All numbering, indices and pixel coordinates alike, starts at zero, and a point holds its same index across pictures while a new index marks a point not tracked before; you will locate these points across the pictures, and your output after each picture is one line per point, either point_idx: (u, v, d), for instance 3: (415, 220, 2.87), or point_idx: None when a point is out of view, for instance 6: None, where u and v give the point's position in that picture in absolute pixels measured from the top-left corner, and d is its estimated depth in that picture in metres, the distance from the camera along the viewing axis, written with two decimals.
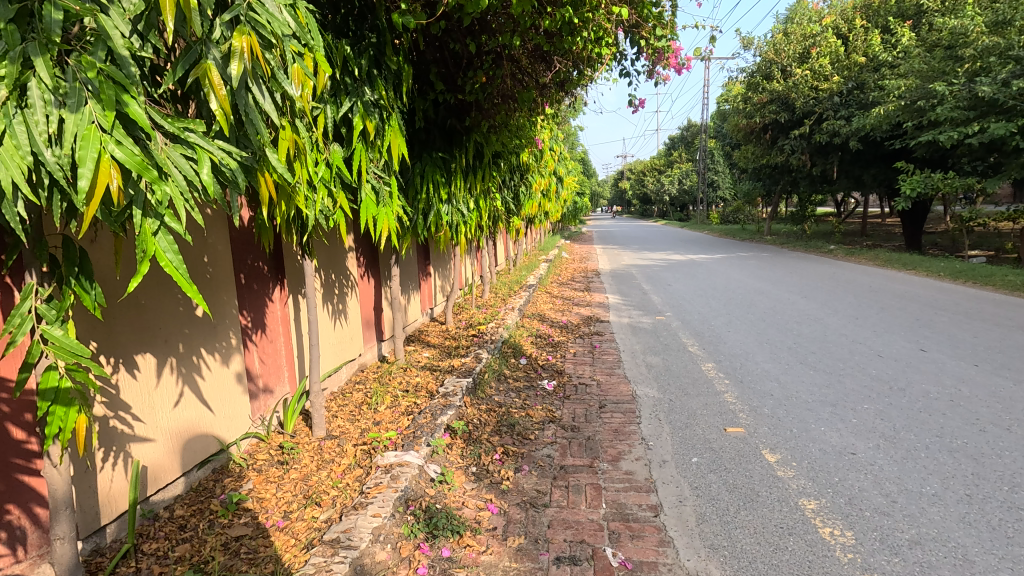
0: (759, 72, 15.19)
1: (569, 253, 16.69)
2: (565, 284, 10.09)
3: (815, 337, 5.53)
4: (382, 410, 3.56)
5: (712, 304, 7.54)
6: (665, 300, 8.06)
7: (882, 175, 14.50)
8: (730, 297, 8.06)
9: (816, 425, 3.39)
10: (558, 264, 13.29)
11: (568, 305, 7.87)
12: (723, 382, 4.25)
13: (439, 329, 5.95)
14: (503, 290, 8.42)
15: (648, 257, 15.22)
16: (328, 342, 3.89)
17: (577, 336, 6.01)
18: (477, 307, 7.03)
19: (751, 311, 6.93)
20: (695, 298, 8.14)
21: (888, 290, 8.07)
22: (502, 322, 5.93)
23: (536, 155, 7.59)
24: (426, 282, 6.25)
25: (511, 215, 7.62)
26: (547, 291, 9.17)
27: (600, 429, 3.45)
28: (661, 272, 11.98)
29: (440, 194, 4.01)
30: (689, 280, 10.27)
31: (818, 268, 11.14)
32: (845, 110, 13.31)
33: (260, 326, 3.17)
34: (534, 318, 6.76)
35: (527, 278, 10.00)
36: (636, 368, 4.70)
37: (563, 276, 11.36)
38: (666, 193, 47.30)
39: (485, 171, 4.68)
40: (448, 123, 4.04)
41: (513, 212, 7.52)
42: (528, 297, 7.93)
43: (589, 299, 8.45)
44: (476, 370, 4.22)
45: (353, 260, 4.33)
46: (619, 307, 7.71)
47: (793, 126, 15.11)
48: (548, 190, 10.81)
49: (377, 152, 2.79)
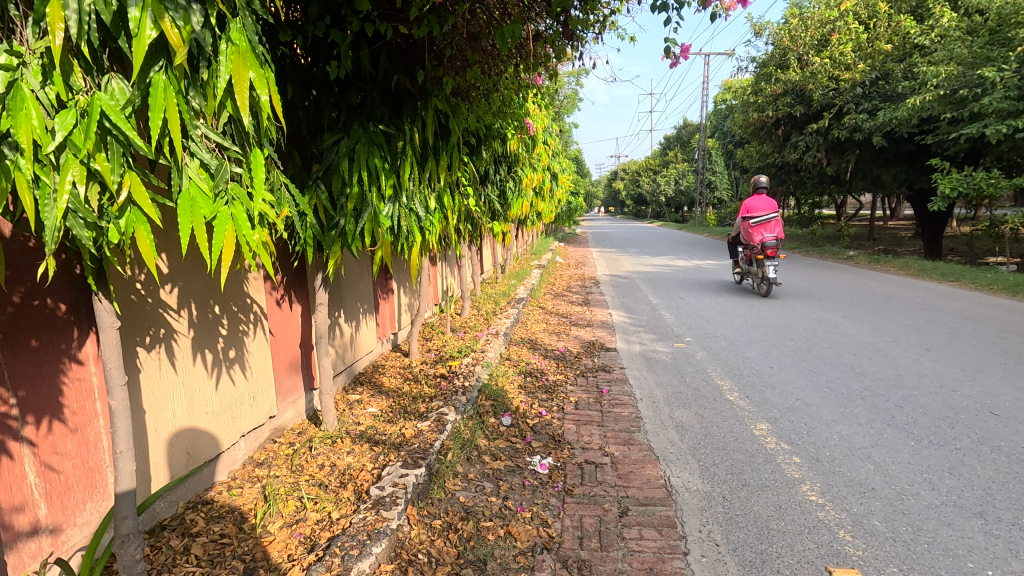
0: (771, 61, 13.92)
1: (562, 257, 15.40)
2: (560, 297, 8.75)
3: (889, 380, 4.24)
4: (271, 538, 2.19)
5: (738, 327, 6.23)
6: (681, 319, 6.74)
7: (905, 175, 13.32)
8: (758, 317, 6.75)
9: (976, 565, 2.11)
10: (551, 272, 11.91)
11: (564, 326, 6.53)
12: (795, 464, 2.94)
13: (399, 365, 4.61)
14: (487, 306, 7.07)
15: (649, 262, 13.90)
16: (207, 413, 2.58)
17: (579, 372, 4.69)
18: (453, 330, 5.70)
19: (791, 338, 5.63)
20: (716, 317, 6.81)
21: (943, 308, 6.82)
22: (484, 355, 4.58)
23: (527, 143, 6.27)
24: (384, 302, 4.90)
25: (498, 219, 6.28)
26: (540, 306, 7.81)
27: (626, 567, 2.14)
28: (667, 281, 10.69)
29: (382, 186, 2.71)
30: (701, 292, 8.98)
31: (844, 278, 9.87)
32: (869, 103, 12.08)
33: (50, 413, 1.84)
34: (523, 345, 5.43)
35: (516, 289, 8.66)
36: (662, 433, 3.38)
37: (557, 285, 10.05)
38: (662, 193, 46.07)
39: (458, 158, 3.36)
40: (393, 81, 2.71)
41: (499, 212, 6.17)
42: (516, 316, 6.57)
43: (589, 316, 7.11)
44: (435, 446, 2.88)
45: (258, 284, 2.98)
46: (628, 328, 6.39)
47: (808, 121, 13.85)
48: (540, 188, 9.43)
49: (213, 100, 1.44)
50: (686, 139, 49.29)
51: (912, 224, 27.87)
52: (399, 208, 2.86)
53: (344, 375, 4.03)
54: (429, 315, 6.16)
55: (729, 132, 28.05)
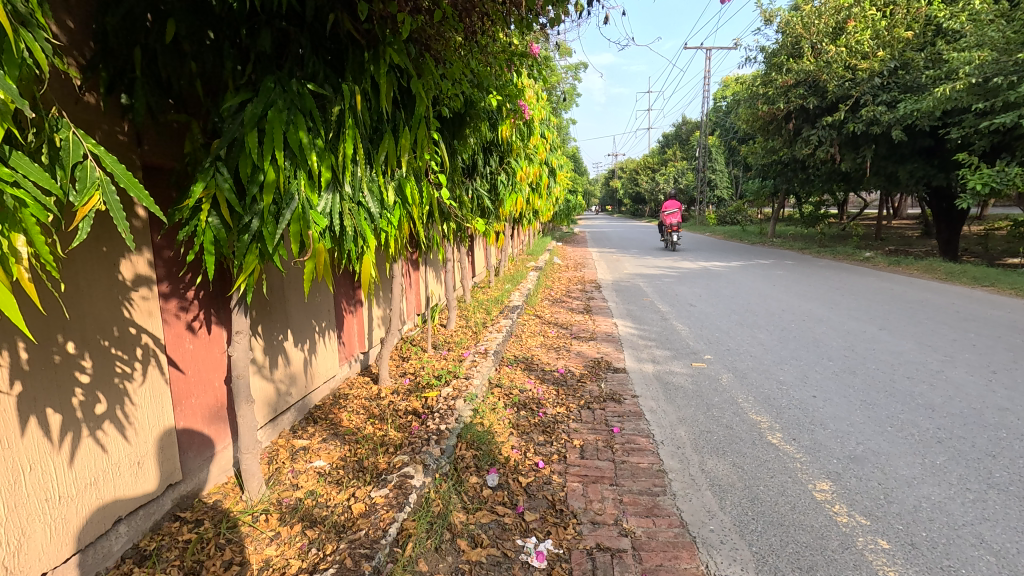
0: (782, 50, 13.14)
1: (561, 258, 14.59)
2: (558, 303, 7.93)
3: (964, 415, 3.47)
4: None
5: (763, 341, 5.44)
6: (695, 331, 5.94)
7: (922, 172, 12.60)
8: (782, 328, 5.97)
9: None
10: (548, 274, 11.09)
11: (564, 340, 5.73)
12: (883, 553, 2.16)
13: (364, 396, 3.81)
14: (477, 316, 6.24)
15: (653, 264, 13.11)
16: (53, 502, 1.79)
17: (583, 402, 3.89)
18: (434, 349, 4.87)
19: (828, 356, 4.85)
20: (735, 329, 6.02)
21: (991, 318, 6.04)
22: (468, 383, 3.76)
23: (521, 130, 5.44)
24: (348, 320, 4.10)
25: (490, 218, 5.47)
26: (537, 314, 7.00)
27: None
28: (673, 285, 9.91)
29: (312, 171, 1.94)
30: (714, 298, 8.19)
31: (867, 282, 9.09)
32: (888, 95, 11.34)
33: None
34: (517, 366, 4.63)
35: (511, 295, 7.84)
36: (696, 499, 2.59)
37: (556, 290, 9.24)
38: (661, 192, 45.28)
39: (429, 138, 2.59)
40: (326, 24, 1.95)
41: (491, 211, 5.37)
42: (509, 328, 5.73)
43: (592, 328, 6.31)
44: (390, 534, 2.07)
45: (150, 305, 2.19)
46: (636, 342, 5.58)
47: (821, 114, 13.07)
48: (536, 183, 8.59)
49: None
50: (685, 137, 48.53)
51: (918, 223, 27.22)
52: (342, 201, 2.08)
53: (290, 412, 3.25)
54: (409, 329, 5.35)
55: (732, 127, 27.23)
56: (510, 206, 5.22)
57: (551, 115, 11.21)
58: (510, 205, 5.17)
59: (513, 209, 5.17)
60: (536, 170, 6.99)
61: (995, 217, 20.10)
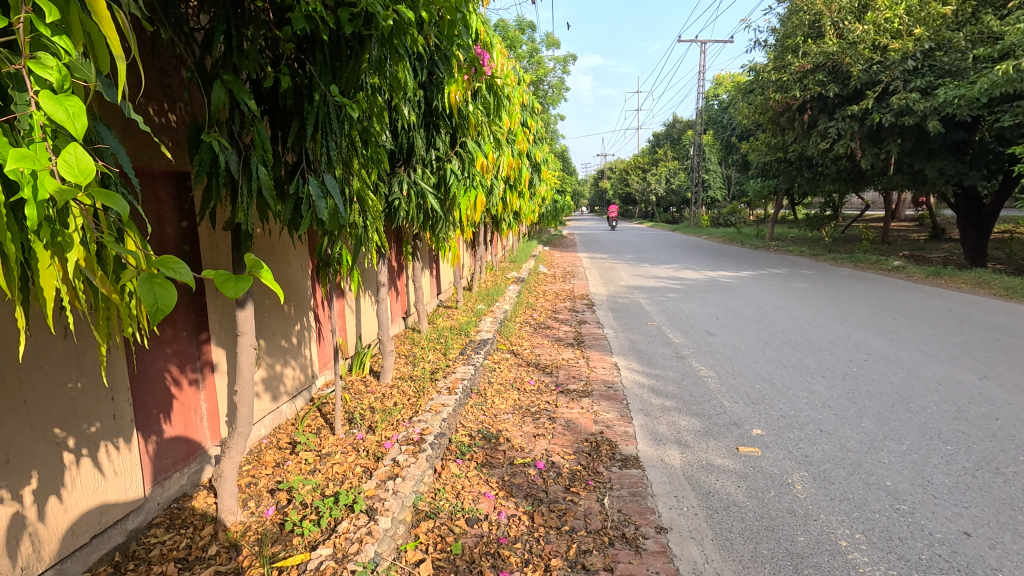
0: (798, 31, 11.59)
1: (547, 265, 12.96)
2: (541, 332, 6.26)
3: None
4: None
5: (828, 402, 3.82)
6: (727, 383, 4.31)
7: (952, 170, 11.20)
8: (845, 377, 4.36)
9: None
10: (531, 288, 9.42)
11: (546, 399, 4.05)
12: None
13: (177, 554, 2.10)
14: (427, 360, 4.55)
15: (651, 273, 11.52)
16: None
17: (575, 552, 2.24)
18: (342, 432, 3.20)
19: (939, 435, 3.25)
20: (780, 377, 4.40)
21: None
22: (367, 533, 2.07)
23: (483, 102, 3.79)
24: (164, 405, 2.41)
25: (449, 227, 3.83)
26: (513, 351, 5.30)
27: None
28: (678, 301, 8.32)
29: None
30: (734, 322, 6.60)
31: (916, 300, 7.52)
32: (922, 80, 9.82)
33: None
34: (470, 459, 2.99)
35: (480, 321, 6.19)
36: None
37: (538, 309, 7.61)
38: (652, 192, 43.79)
39: (89, 28, 0.97)
40: None
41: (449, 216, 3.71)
42: (469, 383, 4.02)
43: (585, 374, 4.67)
44: None
45: None
46: (649, 404, 3.94)
47: (840, 103, 11.55)
48: (514, 180, 6.93)
49: None
50: (677, 136, 47.24)
51: (919, 224, 26.07)
52: None
53: None
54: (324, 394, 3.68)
55: (730, 124, 25.76)
56: (480, 210, 3.56)
57: (533, 100, 9.58)
58: (478, 208, 3.51)
59: (479, 214, 3.51)
60: (513, 163, 5.40)
61: (1010, 219, 18.85)
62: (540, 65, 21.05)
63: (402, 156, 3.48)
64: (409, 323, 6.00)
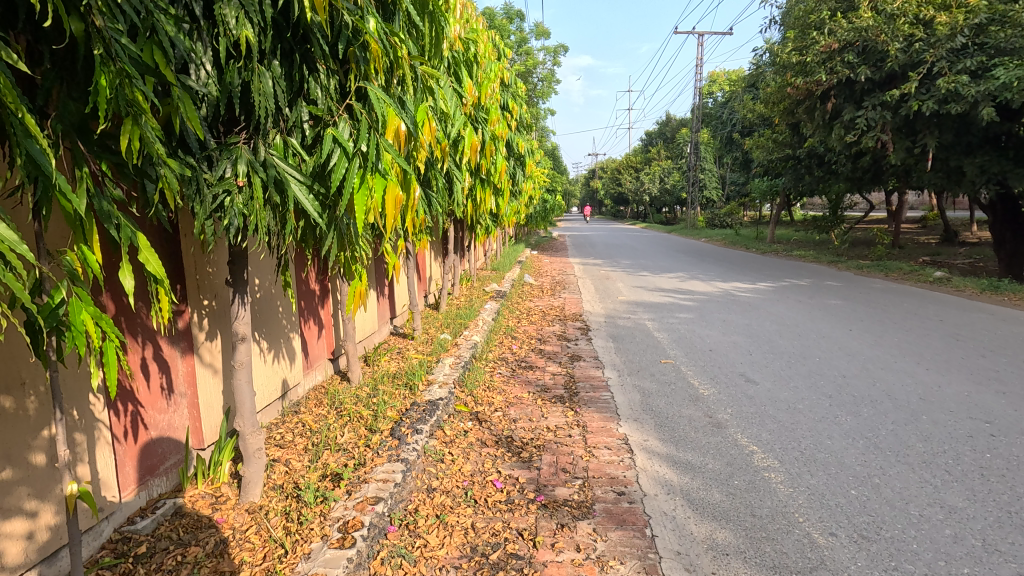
0: (823, 6, 10.10)
1: (534, 274, 11.35)
2: (520, 377, 4.64)
3: None
4: None
5: (993, 543, 2.28)
6: (804, 489, 2.75)
7: (995, 167, 9.77)
8: (983, 476, 2.83)
9: None
10: (513, 305, 7.83)
11: (517, 529, 2.44)
12: None
13: None
14: (333, 453, 2.89)
15: (654, 284, 9.97)
16: None
17: None
18: None
19: None
20: (883, 477, 2.85)
21: None
22: None
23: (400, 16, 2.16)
24: None
25: (351, 243, 2.22)
26: (476, 418, 3.67)
27: None
28: (693, 324, 6.75)
29: None
30: (774, 359, 5.04)
31: (992, 326, 5.99)
32: (972, 60, 8.36)
33: None
34: None
35: (438, 362, 4.58)
36: None
37: (520, 337, 6.02)
38: (647, 192, 42.32)
39: None
40: None
41: (345, 223, 2.10)
42: (385, 510, 2.36)
43: (580, 463, 3.08)
44: None
45: None
46: (689, 541, 2.37)
47: (870, 90, 10.07)
48: (486, 171, 5.34)
49: None
50: (671, 135, 45.89)
51: (927, 227, 24.81)
52: None
53: None
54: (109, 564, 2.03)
55: (731, 120, 24.35)
56: (397, 214, 1.94)
57: (515, 80, 8.01)
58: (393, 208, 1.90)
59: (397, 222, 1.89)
60: (477, 143, 3.77)
61: None
62: (528, 55, 19.52)
63: (241, 112, 1.86)
64: (339, 367, 4.38)
